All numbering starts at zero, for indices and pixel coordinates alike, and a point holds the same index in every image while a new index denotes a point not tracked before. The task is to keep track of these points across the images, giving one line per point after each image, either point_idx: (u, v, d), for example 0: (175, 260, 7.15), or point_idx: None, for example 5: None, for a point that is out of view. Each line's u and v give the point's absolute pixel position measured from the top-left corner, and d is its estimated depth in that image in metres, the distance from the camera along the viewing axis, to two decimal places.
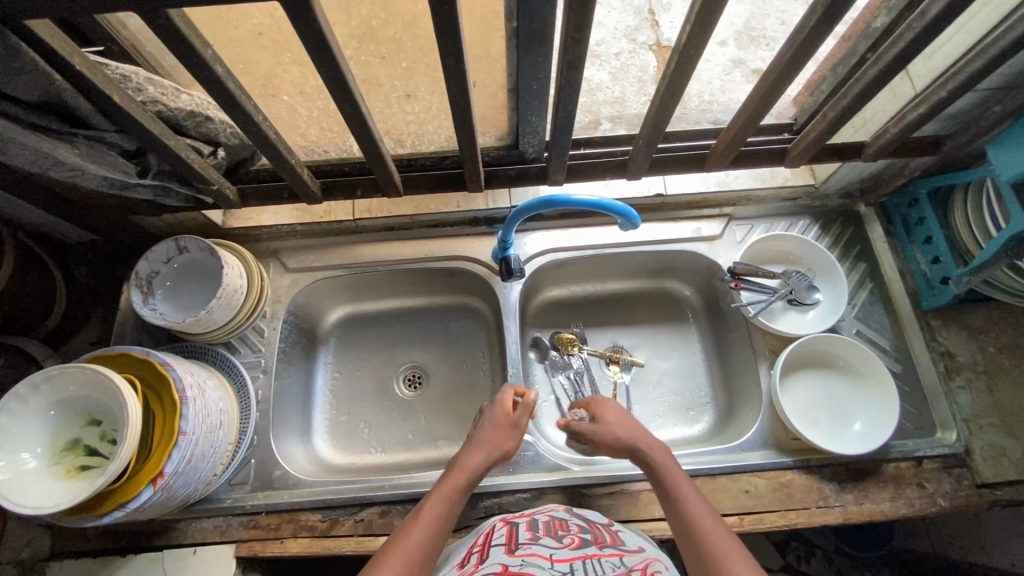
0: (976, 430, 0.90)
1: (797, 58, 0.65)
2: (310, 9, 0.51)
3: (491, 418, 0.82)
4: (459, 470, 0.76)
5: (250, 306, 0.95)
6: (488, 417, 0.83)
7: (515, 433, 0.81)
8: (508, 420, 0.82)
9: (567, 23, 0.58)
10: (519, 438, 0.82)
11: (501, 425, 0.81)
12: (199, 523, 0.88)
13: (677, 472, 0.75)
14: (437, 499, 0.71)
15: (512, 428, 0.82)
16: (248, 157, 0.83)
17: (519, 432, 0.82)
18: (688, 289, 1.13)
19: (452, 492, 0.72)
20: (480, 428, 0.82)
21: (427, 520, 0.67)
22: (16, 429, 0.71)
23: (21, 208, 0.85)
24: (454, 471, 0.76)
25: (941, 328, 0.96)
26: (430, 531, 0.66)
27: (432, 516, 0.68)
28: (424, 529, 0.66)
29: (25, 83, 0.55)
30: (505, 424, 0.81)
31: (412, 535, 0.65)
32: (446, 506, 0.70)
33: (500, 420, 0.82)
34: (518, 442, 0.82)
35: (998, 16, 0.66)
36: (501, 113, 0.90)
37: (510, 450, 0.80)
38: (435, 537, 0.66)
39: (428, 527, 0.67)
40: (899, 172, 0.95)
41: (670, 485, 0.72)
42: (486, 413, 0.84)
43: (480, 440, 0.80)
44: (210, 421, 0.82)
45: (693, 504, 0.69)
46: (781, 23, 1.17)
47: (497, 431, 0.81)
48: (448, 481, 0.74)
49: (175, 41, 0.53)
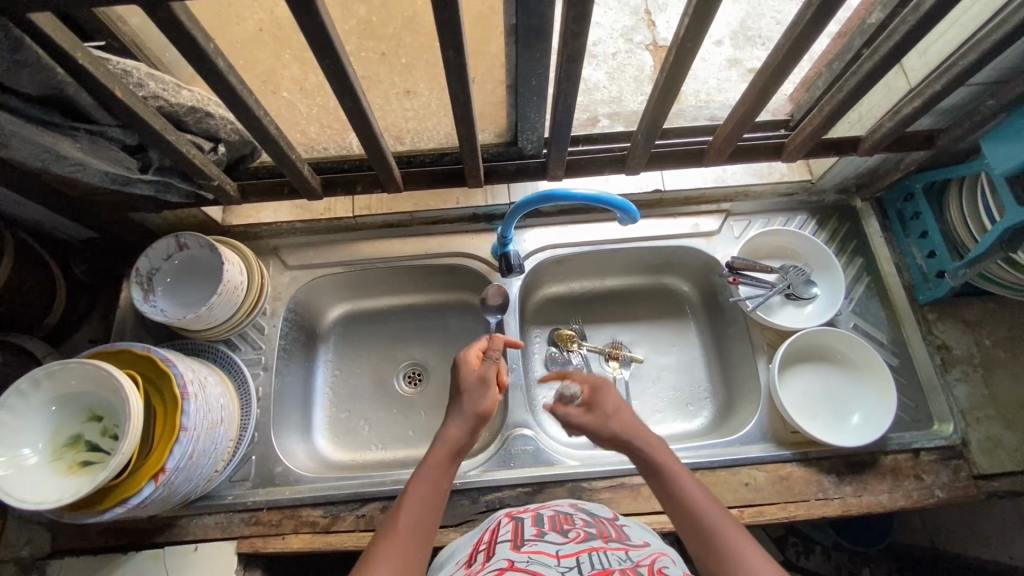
0: (973, 422, 0.91)
1: (792, 54, 0.66)
2: (312, 3, 0.51)
3: (464, 384, 0.78)
4: (437, 443, 0.71)
5: (251, 302, 0.95)
6: (457, 381, 0.78)
7: (488, 390, 0.76)
8: (478, 380, 0.77)
9: (567, 17, 0.58)
10: (495, 393, 0.76)
11: (472, 388, 0.76)
12: (200, 520, 0.88)
13: (668, 453, 0.70)
14: (419, 480, 0.67)
15: (485, 385, 0.76)
16: (249, 153, 0.84)
17: (491, 386, 0.77)
18: (687, 285, 1.13)
19: (433, 468, 0.68)
20: (452, 396, 0.77)
21: (412, 506, 0.63)
22: (19, 425, 0.72)
23: (21, 205, 0.85)
24: (433, 446, 0.71)
25: (937, 321, 0.97)
26: (417, 521, 0.62)
27: (417, 501, 0.64)
28: (411, 515, 0.62)
29: (28, 77, 0.55)
30: (474, 385, 0.76)
31: (399, 525, 0.61)
32: (430, 485, 0.66)
33: (468, 383, 0.77)
34: (494, 399, 0.76)
35: (991, 10, 0.67)
36: (500, 110, 0.90)
37: (488, 407, 0.75)
38: (423, 520, 0.62)
39: (413, 513, 0.63)
40: (895, 166, 0.95)
41: (663, 467, 0.68)
42: (457, 379, 0.79)
43: (453, 408, 0.75)
44: (211, 417, 0.82)
45: (690, 487, 0.65)
46: (776, 23, 1.19)
47: (468, 393, 0.76)
48: (428, 461, 0.69)
49: (177, 34, 0.53)
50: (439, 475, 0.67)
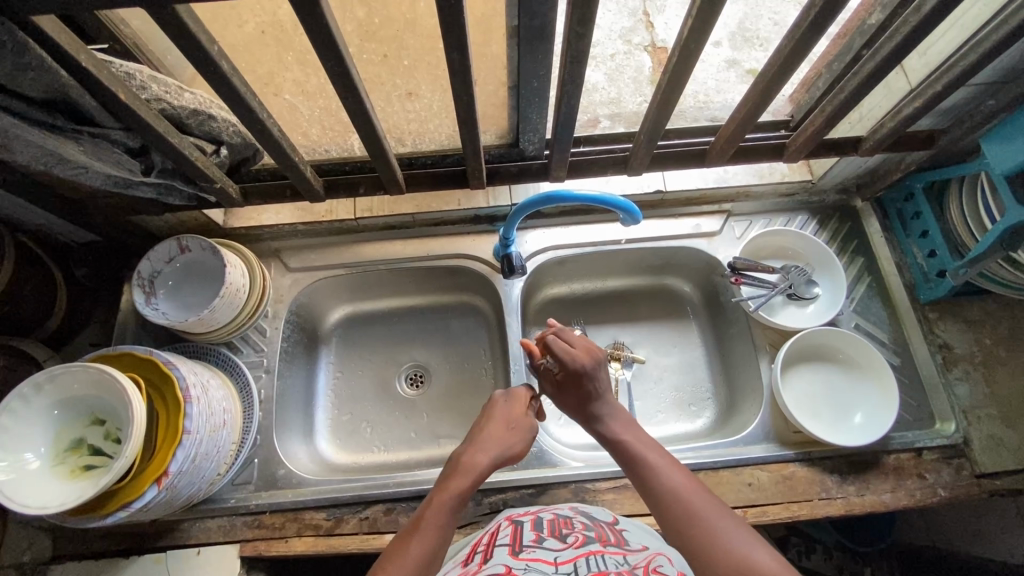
0: (975, 421, 0.91)
1: (795, 55, 0.66)
2: (317, 5, 0.51)
3: (502, 414, 0.76)
4: (462, 470, 0.68)
5: (252, 305, 0.95)
6: (502, 412, 0.77)
7: (529, 432, 0.76)
8: (524, 419, 0.77)
9: (570, 18, 0.58)
10: (530, 437, 0.76)
11: (512, 424, 0.75)
12: (203, 523, 0.88)
13: (650, 447, 0.70)
14: (438, 506, 0.64)
15: (526, 426, 0.76)
16: (250, 156, 0.83)
17: (532, 431, 0.77)
18: (688, 285, 1.14)
19: (455, 495, 0.65)
20: (489, 423, 0.75)
21: (428, 534, 0.60)
22: (21, 430, 0.71)
23: (22, 208, 0.85)
24: (456, 471, 0.68)
25: (938, 320, 0.97)
26: (431, 546, 0.60)
27: (433, 530, 0.61)
28: (423, 544, 0.60)
29: (30, 79, 0.55)
30: (513, 423, 0.76)
31: (411, 552, 0.59)
32: (449, 512, 0.63)
33: (514, 418, 0.76)
34: (528, 443, 0.75)
35: (991, 11, 0.67)
36: (501, 111, 0.89)
37: (521, 451, 0.75)
38: (435, 551, 0.60)
39: (428, 542, 0.60)
40: (895, 166, 0.96)
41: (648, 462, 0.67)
42: (498, 407, 0.78)
43: (491, 436, 0.73)
44: (213, 420, 0.81)
45: (671, 478, 0.65)
46: (774, 23, 1.19)
47: (510, 429, 0.75)
48: (449, 486, 0.66)
49: (182, 36, 0.53)
50: (460, 505, 0.64)
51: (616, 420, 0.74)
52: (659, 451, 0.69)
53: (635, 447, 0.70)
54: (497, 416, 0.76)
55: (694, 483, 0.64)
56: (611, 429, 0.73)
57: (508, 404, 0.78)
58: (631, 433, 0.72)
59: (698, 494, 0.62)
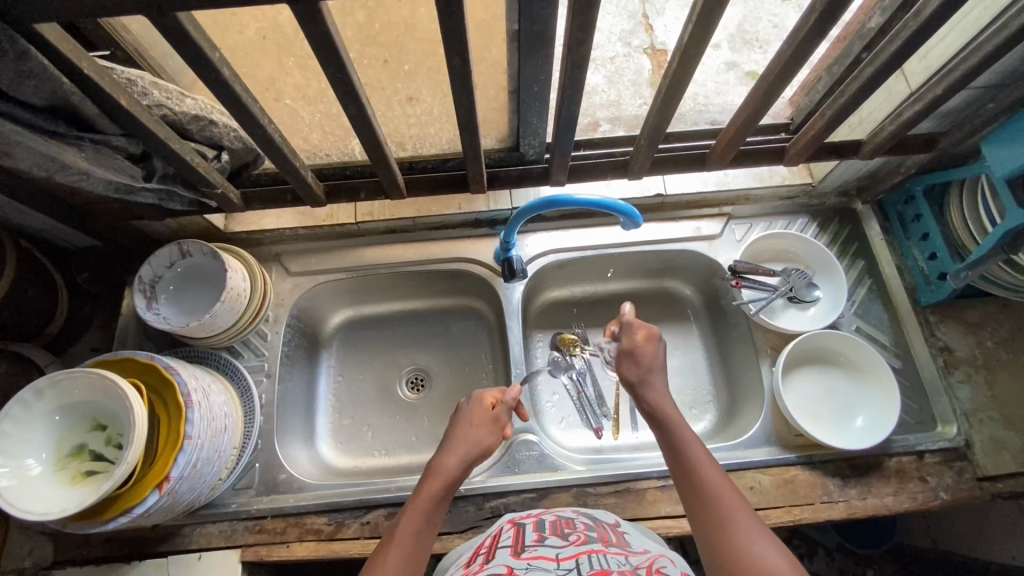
0: (976, 424, 0.91)
1: (796, 59, 0.66)
2: (318, 11, 0.51)
3: (468, 416, 0.77)
4: (434, 475, 0.69)
5: (253, 310, 0.95)
6: (465, 414, 0.77)
7: (495, 428, 0.76)
8: (489, 416, 0.77)
9: (571, 24, 0.59)
10: (501, 431, 0.77)
11: (476, 423, 0.75)
12: (204, 527, 0.88)
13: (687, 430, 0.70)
14: (412, 513, 0.65)
15: (493, 422, 0.77)
16: (251, 161, 0.83)
17: (500, 428, 0.77)
18: (689, 288, 1.14)
19: (428, 502, 0.66)
20: (455, 427, 0.76)
21: (403, 541, 0.61)
22: (22, 435, 0.71)
23: (23, 213, 0.85)
24: (429, 478, 0.69)
25: (939, 323, 0.97)
26: (407, 553, 0.60)
27: (408, 535, 0.62)
28: (399, 550, 0.60)
29: (32, 87, 0.55)
30: (477, 422, 0.76)
31: (389, 562, 0.59)
32: (423, 518, 0.64)
33: (477, 417, 0.76)
34: (499, 437, 0.76)
35: (990, 15, 0.68)
36: (502, 115, 0.89)
37: (493, 445, 0.75)
38: (413, 555, 0.61)
39: (403, 548, 0.61)
40: (895, 169, 0.96)
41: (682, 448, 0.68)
42: (463, 411, 0.78)
43: (458, 438, 0.74)
44: (215, 425, 0.81)
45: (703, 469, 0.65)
46: (773, 26, 1.19)
47: (478, 427, 0.75)
48: (423, 492, 0.67)
49: (183, 43, 0.53)
50: (434, 511, 0.65)
51: (664, 400, 0.74)
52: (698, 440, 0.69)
53: (677, 427, 0.70)
54: (462, 419, 0.77)
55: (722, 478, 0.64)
56: (657, 401, 0.74)
57: (472, 407, 0.78)
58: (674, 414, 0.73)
59: (728, 492, 0.62)
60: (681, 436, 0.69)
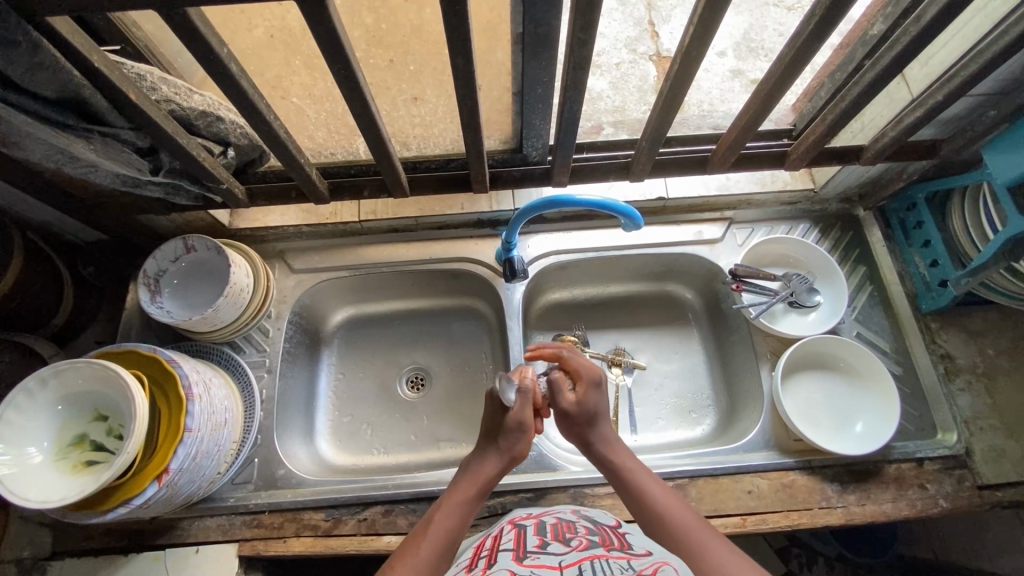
0: (976, 432, 0.91)
1: (795, 63, 0.66)
2: (325, 8, 0.52)
3: (505, 422, 0.75)
4: (471, 477, 0.73)
5: (256, 306, 0.96)
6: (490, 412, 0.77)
7: (523, 434, 0.75)
8: (517, 420, 0.74)
9: (573, 24, 0.59)
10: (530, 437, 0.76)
11: (510, 429, 0.74)
12: (202, 521, 0.88)
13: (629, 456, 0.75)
14: (449, 509, 0.69)
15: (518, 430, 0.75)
16: (257, 158, 0.85)
17: (524, 432, 0.75)
18: (690, 292, 1.14)
19: (464, 502, 0.70)
20: (486, 430, 0.77)
21: (435, 537, 0.65)
22: (26, 424, 0.72)
23: (32, 206, 0.87)
24: (465, 477, 0.74)
25: (940, 330, 0.97)
26: (440, 541, 0.65)
27: (443, 529, 0.67)
28: (433, 544, 0.65)
29: (45, 79, 0.56)
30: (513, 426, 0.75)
31: (418, 555, 0.63)
32: (460, 518, 0.69)
33: (508, 422, 0.74)
34: (531, 440, 0.76)
35: (993, 21, 0.68)
36: (505, 117, 0.90)
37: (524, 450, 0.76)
38: (448, 553, 0.65)
39: (436, 544, 0.65)
40: (898, 176, 0.96)
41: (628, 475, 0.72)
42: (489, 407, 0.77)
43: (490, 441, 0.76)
44: (216, 418, 0.82)
45: (650, 486, 0.70)
46: (779, 34, 1.20)
47: (512, 431, 0.74)
48: (459, 490, 0.72)
49: (193, 39, 0.54)
50: (469, 509, 0.70)
51: (617, 446, 0.76)
52: (661, 483, 0.71)
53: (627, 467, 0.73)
54: (491, 424, 0.76)
55: (670, 494, 0.69)
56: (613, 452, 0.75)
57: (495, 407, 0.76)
58: (632, 460, 0.75)
59: (676, 505, 0.67)
60: (647, 483, 0.71)
